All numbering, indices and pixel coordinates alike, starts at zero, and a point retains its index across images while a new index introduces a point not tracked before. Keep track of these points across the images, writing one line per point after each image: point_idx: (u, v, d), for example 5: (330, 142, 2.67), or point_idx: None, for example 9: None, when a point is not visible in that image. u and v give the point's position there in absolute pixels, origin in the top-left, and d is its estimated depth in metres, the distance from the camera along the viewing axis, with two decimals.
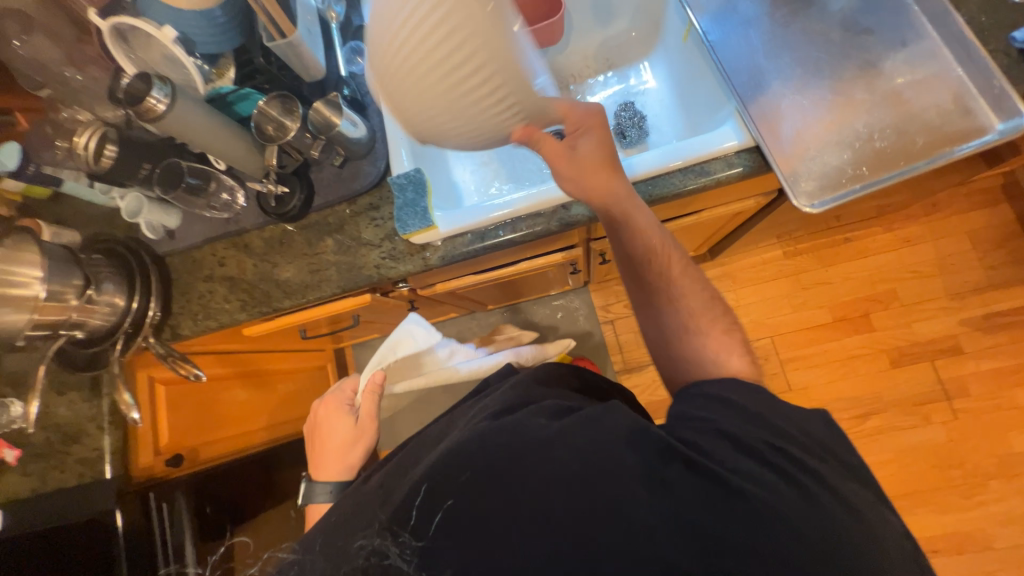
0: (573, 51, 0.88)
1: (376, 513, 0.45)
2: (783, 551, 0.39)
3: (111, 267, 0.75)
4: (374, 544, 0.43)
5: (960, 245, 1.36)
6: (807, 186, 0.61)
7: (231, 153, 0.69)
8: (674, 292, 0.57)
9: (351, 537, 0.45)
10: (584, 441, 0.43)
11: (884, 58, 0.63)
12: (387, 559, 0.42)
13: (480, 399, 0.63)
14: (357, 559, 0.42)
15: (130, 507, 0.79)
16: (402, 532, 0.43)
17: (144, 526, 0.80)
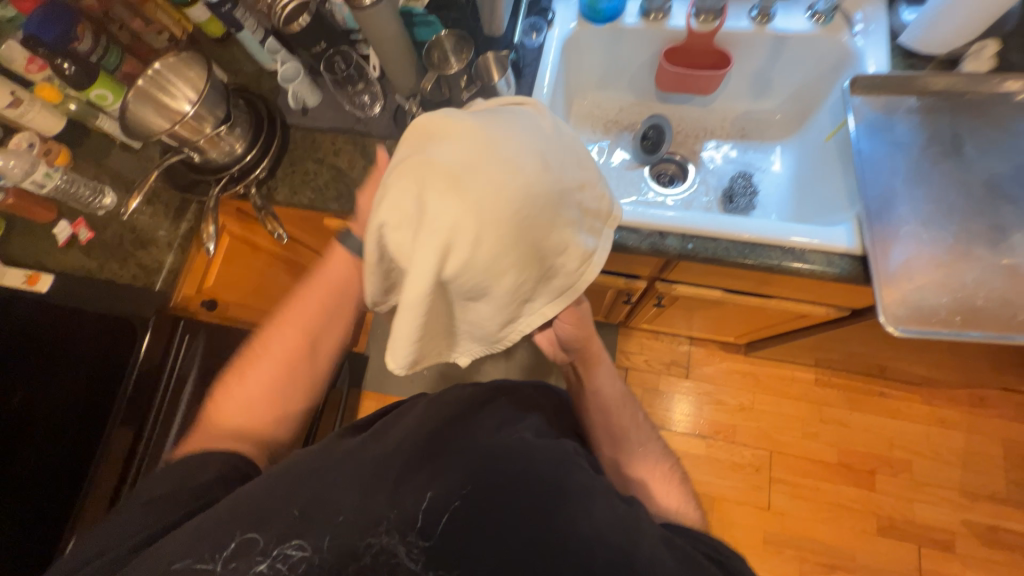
0: (715, 109, 0.93)
1: (382, 513, 0.51)
2: None
3: (246, 116, 0.81)
4: (382, 543, 0.50)
5: (990, 447, 1.32)
6: (897, 311, 0.62)
7: (396, 64, 0.75)
8: (636, 438, 0.66)
9: (358, 533, 0.50)
10: (543, 468, 0.53)
11: (1015, 230, 0.64)
12: (395, 557, 0.49)
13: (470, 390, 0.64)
14: (366, 556, 0.49)
15: (159, 331, 0.84)
16: (409, 533, 0.50)
17: (158, 354, 0.85)
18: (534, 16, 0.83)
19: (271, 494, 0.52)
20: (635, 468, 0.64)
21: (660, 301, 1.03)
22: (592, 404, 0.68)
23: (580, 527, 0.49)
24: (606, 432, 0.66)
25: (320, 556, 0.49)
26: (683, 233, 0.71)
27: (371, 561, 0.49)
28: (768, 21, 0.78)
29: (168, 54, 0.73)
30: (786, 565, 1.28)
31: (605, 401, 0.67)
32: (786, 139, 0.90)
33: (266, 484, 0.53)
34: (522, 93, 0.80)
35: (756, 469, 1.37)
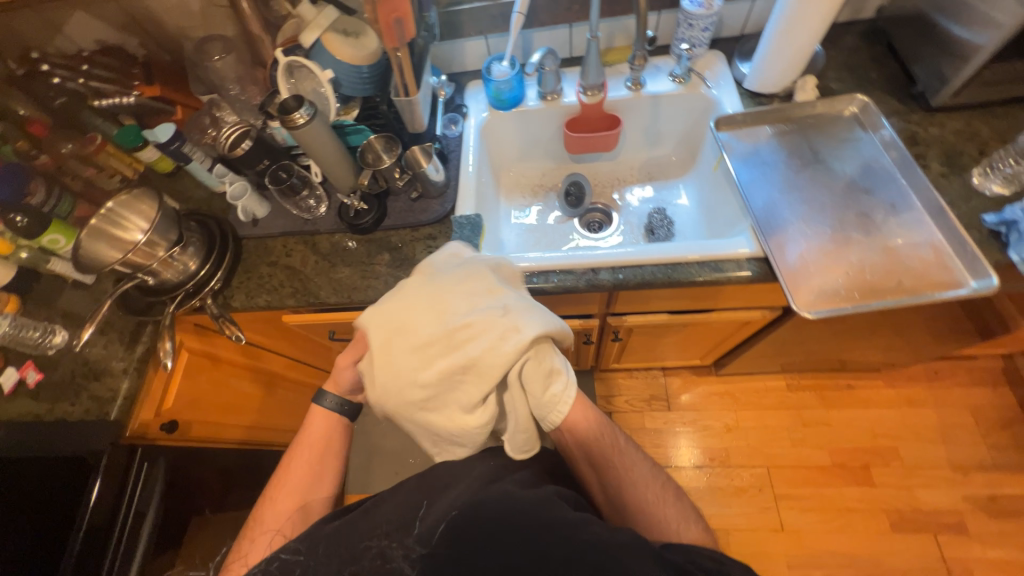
0: (622, 161, 1.07)
1: (385, 520, 0.55)
2: None
3: (199, 236, 0.86)
4: (380, 546, 0.52)
5: (962, 416, 1.37)
6: (807, 298, 0.71)
7: (335, 167, 0.84)
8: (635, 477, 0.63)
9: (360, 538, 0.54)
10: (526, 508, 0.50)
11: (878, 214, 0.76)
12: (393, 562, 0.51)
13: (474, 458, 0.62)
14: (364, 558, 0.52)
15: (110, 481, 0.79)
16: (408, 538, 0.52)
17: (110, 504, 0.79)
18: (450, 112, 0.97)
19: None
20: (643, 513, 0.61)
21: (619, 337, 1.09)
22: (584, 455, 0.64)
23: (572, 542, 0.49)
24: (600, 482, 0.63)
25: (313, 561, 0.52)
26: (613, 266, 0.79)
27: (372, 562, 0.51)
28: (641, 87, 0.94)
29: (121, 192, 0.79)
30: None
31: (589, 449, 0.63)
32: (686, 174, 1.03)
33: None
34: (451, 175, 0.91)
35: (759, 489, 1.35)
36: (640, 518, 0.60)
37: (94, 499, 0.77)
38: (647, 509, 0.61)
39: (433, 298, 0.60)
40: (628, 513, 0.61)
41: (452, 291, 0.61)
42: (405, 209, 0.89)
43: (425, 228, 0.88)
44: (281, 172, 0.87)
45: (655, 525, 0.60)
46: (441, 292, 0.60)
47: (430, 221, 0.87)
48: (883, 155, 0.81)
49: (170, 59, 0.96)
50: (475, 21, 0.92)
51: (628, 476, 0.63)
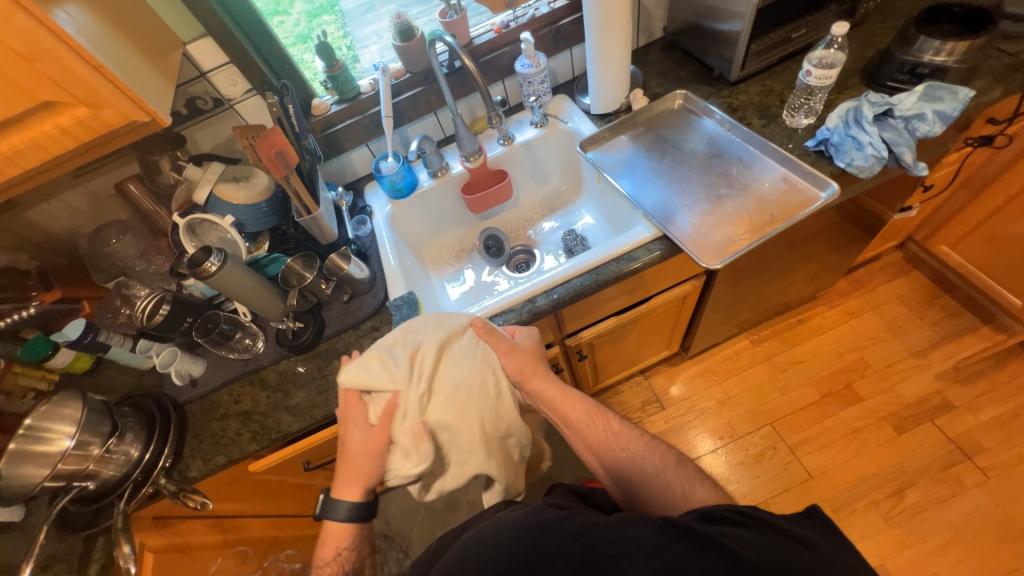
0: (523, 203, 1.19)
1: None
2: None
3: (135, 418, 0.81)
4: None
5: (897, 309, 1.51)
6: (709, 253, 0.80)
7: (261, 301, 0.85)
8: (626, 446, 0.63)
9: None
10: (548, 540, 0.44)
11: (734, 169, 0.90)
12: None
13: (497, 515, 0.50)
14: None
15: None
16: None
17: None
18: (357, 215, 1.04)
19: None
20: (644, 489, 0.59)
21: (585, 355, 1.13)
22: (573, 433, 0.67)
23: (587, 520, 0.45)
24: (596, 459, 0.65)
25: None
26: (546, 290, 0.84)
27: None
28: (512, 140, 1.08)
29: (38, 404, 0.71)
30: (868, 520, 1.23)
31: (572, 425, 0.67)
32: (580, 196, 1.16)
33: None
34: (375, 267, 0.95)
35: (774, 448, 1.37)
36: (642, 487, 0.59)
37: None
38: (647, 478, 0.59)
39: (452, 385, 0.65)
40: (630, 485, 0.60)
41: (468, 365, 0.66)
42: (341, 312, 0.91)
43: (366, 322, 0.90)
44: (212, 318, 0.88)
45: (662, 494, 0.57)
46: (457, 373, 0.65)
47: (369, 315, 0.89)
48: (719, 127, 0.97)
49: (66, 261, 0.96)
50: (352, 135, 1.02)
51: (622, 455, 0.63)
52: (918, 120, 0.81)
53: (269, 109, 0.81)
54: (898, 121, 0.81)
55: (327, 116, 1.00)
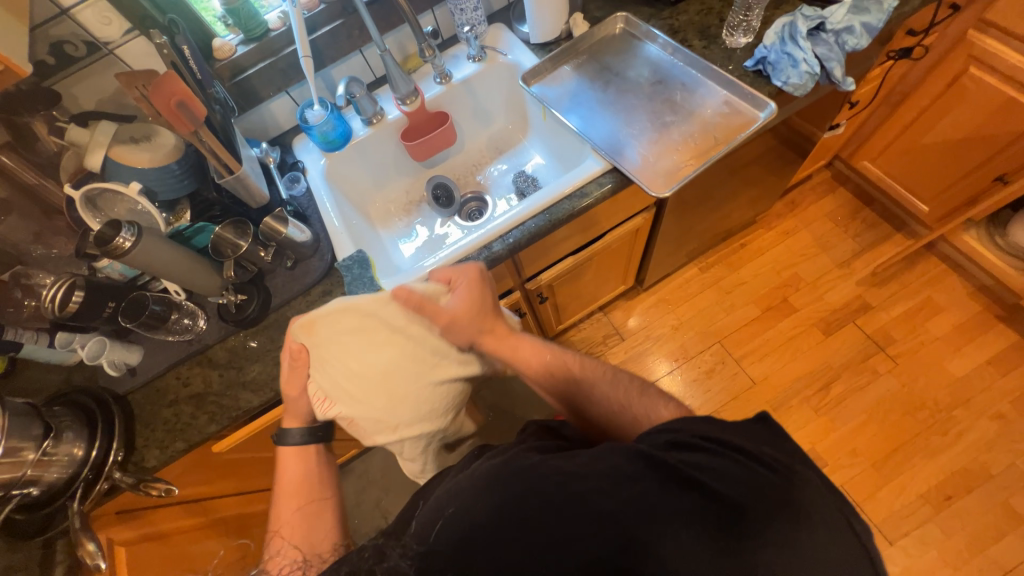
0: (469, 148, 1.13)
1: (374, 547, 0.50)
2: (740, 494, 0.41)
3: (71, 415, 0.75)
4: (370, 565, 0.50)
5: (825, 225, 1.64)
6: (658, 182, 0.81)
7: (191, 277, 0.77)
8: (589, 386, 0.65)
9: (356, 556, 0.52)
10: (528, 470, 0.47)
11: (677, 95, 0.90)
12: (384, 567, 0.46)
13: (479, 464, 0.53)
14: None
15: None
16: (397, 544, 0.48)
17: None
18: (288, 172, 0.95)
19: None
20: (610, 424, 0.62)
21: (545, 297, 1.14)
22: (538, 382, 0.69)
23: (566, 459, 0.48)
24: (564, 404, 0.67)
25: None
26: (502, 234, 0.83)
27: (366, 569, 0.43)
28: (450, 78, 1.00)
29: None
30: (802, 413, 1.40)
31: (534, 375, 0.69)
32: (528, 136, 1.11)
33: None
34: (317, 228, 0.89)
35: (723, 363, 1.50)
36: (611, 423, 0.62)
37: None
38: (614, 413, 0.62)
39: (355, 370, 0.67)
40: (599, 423, 0.63)
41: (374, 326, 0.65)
42: (287, 279, 0.86)
43: (316, 287, 0.85)
44: (140, 300, 0.79)
45: (630, 426, 0.60)
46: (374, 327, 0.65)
47: (318, 280, 0.84)
48: (663, 53, 0.95)
49: None
50: (268, 80, 0.91)
51: (585, 389, 0.65)
52: (847, 34, 0.82)
53: (158, 52, 0.70)
54: (829, 35, 0.83)
55: (234, 60, 0.87)
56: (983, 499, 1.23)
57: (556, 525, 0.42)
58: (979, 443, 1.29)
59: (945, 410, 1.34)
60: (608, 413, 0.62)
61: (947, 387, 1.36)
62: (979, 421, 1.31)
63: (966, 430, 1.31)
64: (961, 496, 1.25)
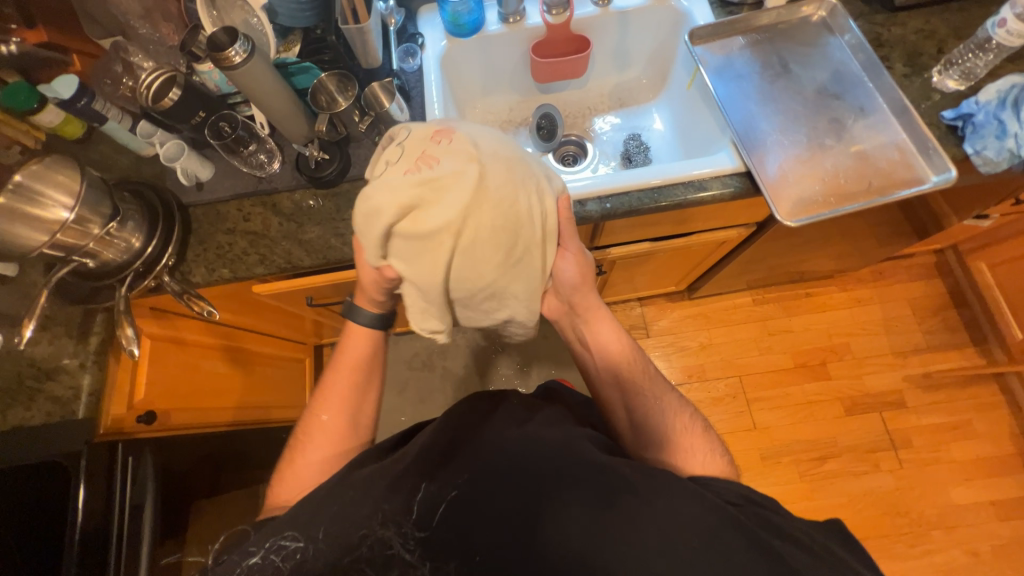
0: (591, 88, 1.03)
1: (379, 503, 0.51)
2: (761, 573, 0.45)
3: (137, 206, 0.76)
4: (377, 533, 0.49)
5: (902, 309, 1.52)
6: (786, 207, 0.73)
7: (285, 116, 0.75)
8: (658, 395, 0.65)
9: (356, 501, 0.51)
10: (558, 465, 0.52)
11: (848, 118, 0.79)
12: (392, 548, 0.49)
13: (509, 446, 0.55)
14: (361, 547, 0.48)
15: (95, 486, 0.71)
16: (405, 524, 0.50)
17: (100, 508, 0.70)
18: (405, 42, 0.87)
19: None
20: (660, 445, 0.62)
21: (602, 270, 1.10)
22: (606, 366, 0.69)
23: (590, 481, 0.50)
24: (623, 402, 0.67)
25: (315, 546, 0.48)
26: (600, 195, 0.77)
27: (370, 551, 0.48)
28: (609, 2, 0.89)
29: (28, 162, 0.64)
30: (786, 471, 1.40)
31: (608, 358, 0.69)
32: (658, 98, 1.01)
33: None
34: (416, 114, 0.84)
35: (733, 396, 1.48)
36: (666, 445, 0.62)
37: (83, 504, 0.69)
38: (672, 436, 0.62)
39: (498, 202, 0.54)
40: (649, 437, 0.63)
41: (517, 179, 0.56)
42: (371, 156, 0.82)
43: None
44: (229, 117, 0.78)
45: (687, 456, 0.60)
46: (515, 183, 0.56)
47: None
48: (851, 60, 0.82)
49: None
50: None
51: (658, 403, 0.65)
52: None
53: None
54: None
55: None
56: None
57: (576, 536, 0.47)
58: (941, 567, 1.29)
59: (924, 527, 1.32)
60: (665, 433, 0.62)
61: (938, 508, 1.34)
62: (952, 549, 1.30)
63: (934, 551, 1.30)
64: None
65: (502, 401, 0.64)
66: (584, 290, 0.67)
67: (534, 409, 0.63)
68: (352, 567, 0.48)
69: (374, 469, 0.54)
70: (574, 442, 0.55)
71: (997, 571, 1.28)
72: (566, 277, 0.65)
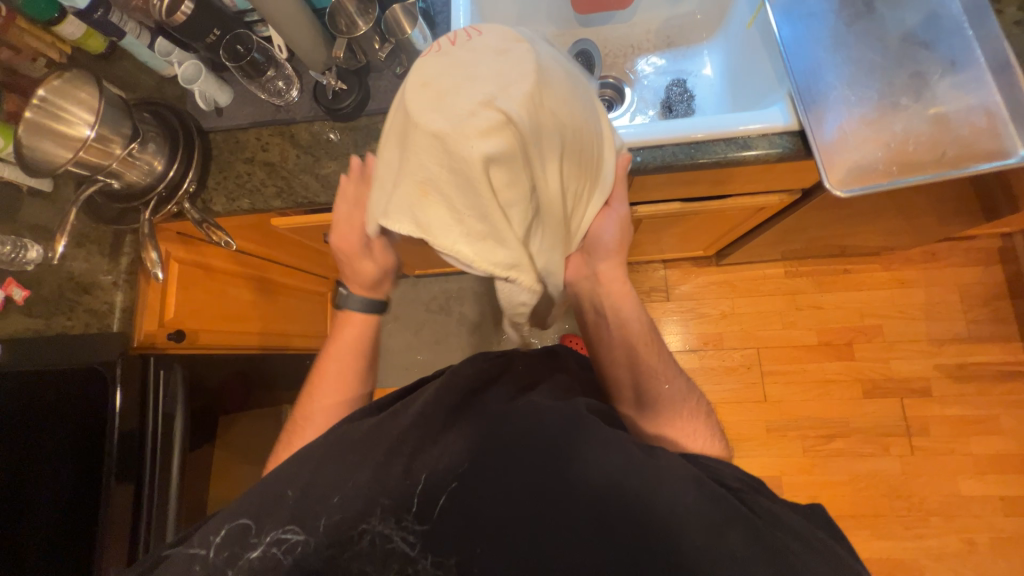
0: (637, 23, 0.93)
1: (377, 497, 0.52)
2: (746, 556, 0.46)
3: (158, 129, 0.75)
4: (378, 529, 0.51)
5: (950, 294, 1.42)
6: (840, 174, 0.65)
7: (301, 39, 0.70)
8: (665, 375, 0.69)
9: (357, 476, 0.53)
10: (563, 438, 0.53)
11: (934, 72, 0.68)
12: (393, 542, 0.50)
13: (517, 424, 0.55)
14: (361, 542, 0.50)
15: (129, 390, 0.77)
16: (405, 517, 0.51)
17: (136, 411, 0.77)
18: None
19: (316, 559, 0.50)
20: (663, 417, 0.66)
21: (626, 229, 1.05)
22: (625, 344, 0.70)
23: (594, 460, 0.51)
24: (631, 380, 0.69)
25: (317, 536, 0.51)
26: (632, 147, 0.71)
27: (369, 545, 0.50)
28: None
29: (49, 76, 0.63)
30: (791, 444, 1.39)
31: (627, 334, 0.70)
32: (711, 39, 0.90)
33: (314, 553, 0.50)
34: None
35: (747, 367, 1.45)
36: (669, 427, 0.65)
37: (119, 409, 0.75)
38: (677, 420, 0.66)
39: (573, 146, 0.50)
40: (652, 416, 0.67)
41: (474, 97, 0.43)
42: (391, 89, 0.78)
43: None
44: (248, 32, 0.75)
45: (687, 436, 0.64)
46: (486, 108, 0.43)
47: None
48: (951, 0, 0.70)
49: None
50: None
51: (665, 386, 0.68)
52: None
53: None
54: None
55: None
56: None
57: (575, 510, 0.49)
58: (933, 551, 1.30)
59: (924, 512, 1.32)
60: (669, 414, 0.66)
61: (943, 496, 1.32)
62: (948, 536, 1.30)
63: (929, 536, 1.31)
64: None
65: (503, 360, 0.65)
66: (615, 260, 0.68)
67: (537, 376, 0.65)
68: (346, 540, 0.50)
69: (375, 425, 0.57)
70: (581, 415, 0.55)
71: (990, 562, 1.28)
72: (605, 241, 0.65)
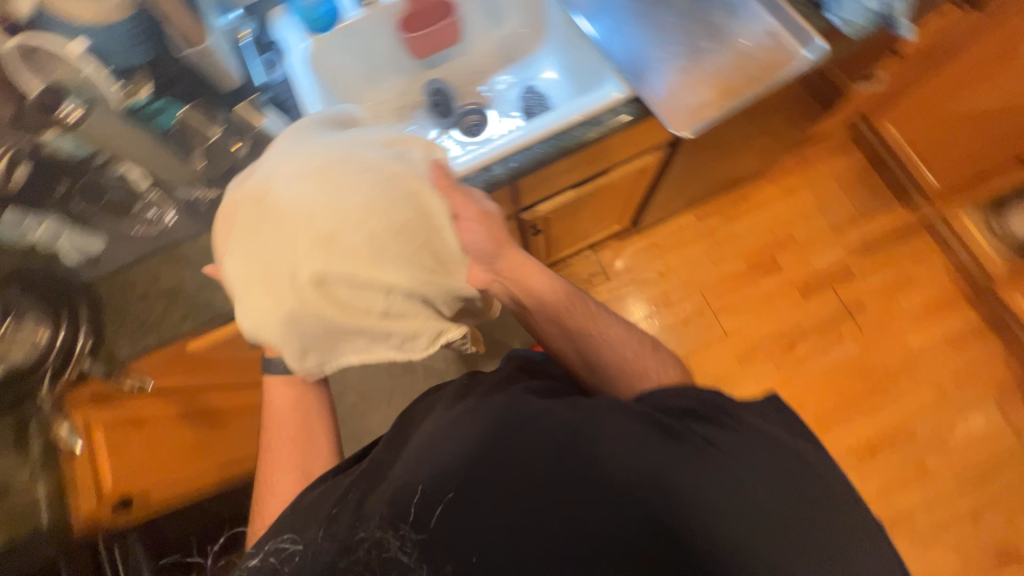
0: (474, 52, 1.01)
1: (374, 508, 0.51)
2: (764, 503, 0.48)
3: (32, 300, 0.70)
4: (374, 536, 0.50)
5: (831, 186, 1.59)
6: (680, 120, 0.74)
7: (154, 160, 0.72)
8: (598, 328, 0.65)
9: (354, 519, 0.51)
10: (581, 434, 0.50)
11: (718, 17, 0.79)
12: (392, 554, 0.49)
13: (524, 427, 0.52)
14: (359, 549, 0.50)
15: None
16: (403, 525, 0.50)
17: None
18: (264, 52, 0.84)
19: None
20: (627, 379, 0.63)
21: (539, 230, 1.11)
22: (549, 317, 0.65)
23: (622, 451, 0.49)
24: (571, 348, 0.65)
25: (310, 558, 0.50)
26: (503, 156, 0.76)
27: (367, 554, 0.49)
28: None
29: None
30: (764, 366, 1.48)
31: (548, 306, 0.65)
32: (541, 44, 1.00)
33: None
34: None
35: (700, 312, 1.53)
36: (623, 375, 0.63)
37: None
38: (628, 367, 0.64)
39: (401, 198, 0.56)
40: (603, 374, 0.64)
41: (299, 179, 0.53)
42: None
43: None
44: (98, 172, 0.75)
45: (644, 376, 0.63)
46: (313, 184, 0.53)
47: None
48: None
49: None
50: None
51: (603, 336, 0.65)
52: None
53: None
54: None
55: None
56: (901, 456, 1.37)
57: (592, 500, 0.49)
58: (914, 408, 1.41)
59: (892, 377, 1.44)
60: (621, 367, 0.63)
61: (901, 357, 1.45)
62: (920, 390, 1.42)
63: (906, 396, 1.42)
64: (884, 453, 1.38)
65: (453, 380, 0.64)
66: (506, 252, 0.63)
67: None
68: (351, 568, 0.49)
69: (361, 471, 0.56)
70: (600, 404, 0.52)
71: (960, 397, 1.41)
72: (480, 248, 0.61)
